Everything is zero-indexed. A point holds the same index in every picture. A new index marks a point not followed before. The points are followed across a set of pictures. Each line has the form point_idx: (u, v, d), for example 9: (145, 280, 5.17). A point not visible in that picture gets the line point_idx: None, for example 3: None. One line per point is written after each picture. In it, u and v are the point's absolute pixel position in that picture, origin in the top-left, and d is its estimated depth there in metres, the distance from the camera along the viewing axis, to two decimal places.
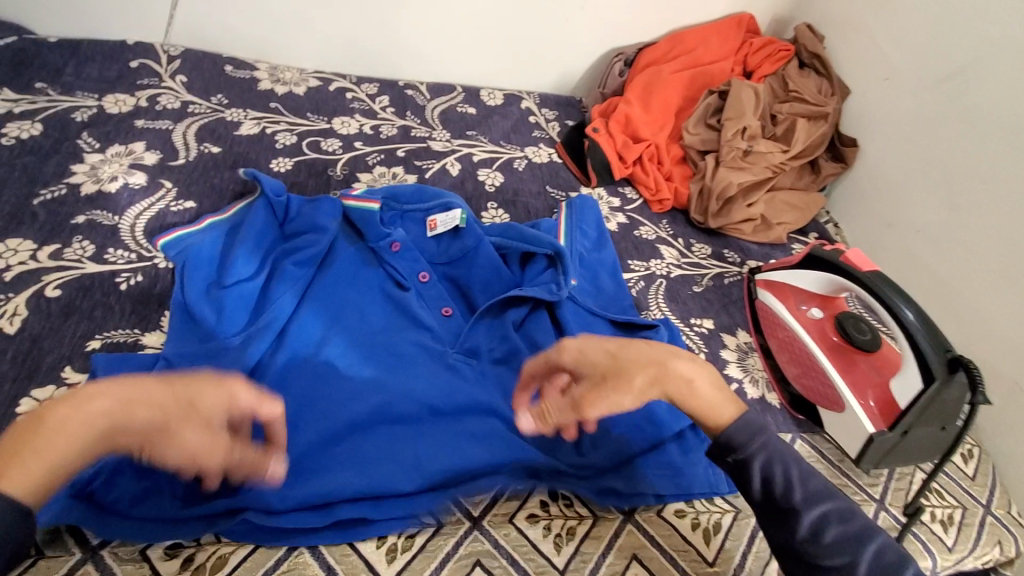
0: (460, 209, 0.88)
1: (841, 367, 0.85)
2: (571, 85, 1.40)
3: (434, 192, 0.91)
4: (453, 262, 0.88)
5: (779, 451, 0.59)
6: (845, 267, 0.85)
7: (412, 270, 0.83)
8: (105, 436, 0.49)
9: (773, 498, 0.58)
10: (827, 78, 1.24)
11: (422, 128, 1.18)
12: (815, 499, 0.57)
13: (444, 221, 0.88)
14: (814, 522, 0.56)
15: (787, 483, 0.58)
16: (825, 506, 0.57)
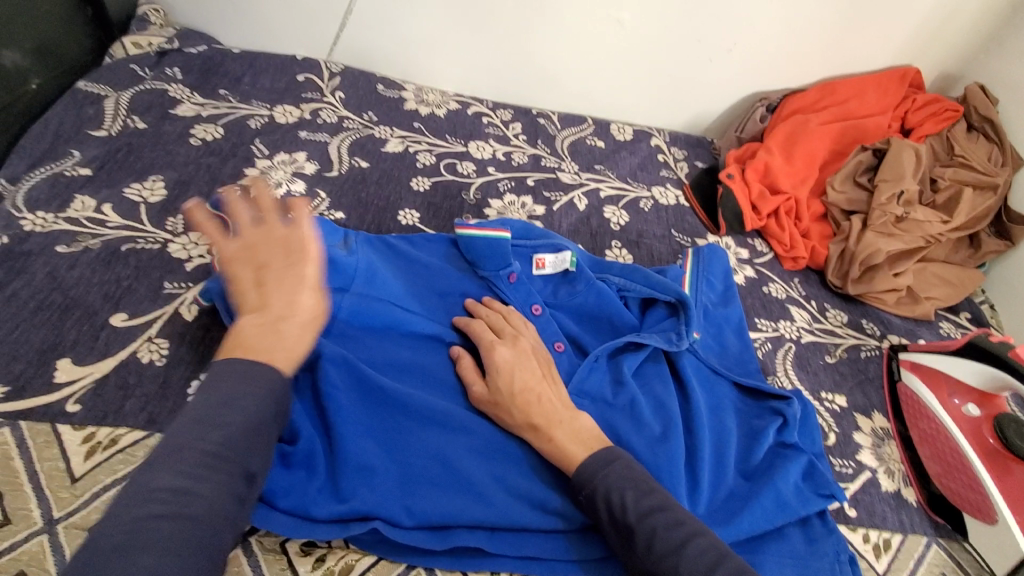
0: (569, 251, 0.89)
1: (994, 473, 0.78)
2: (703, 126, 1.37)
3: (540, 231, 0.91)
4: (565, 302, 0.88)
5: (619, 479, 0.62)
6: (1016, 365, 0.78)
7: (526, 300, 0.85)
8: (303, 336, 0.60)
9: (613, 517, 0.60)
10: (998, 146, 1.13)
11: (552, 158, 1.20)
12: (647, 515, 0.59)
13: (553, 261, 0.89)
14: (645, 536, 0.57)
15: (619, 503, 0.60)
16: (653, 521, 0.58)
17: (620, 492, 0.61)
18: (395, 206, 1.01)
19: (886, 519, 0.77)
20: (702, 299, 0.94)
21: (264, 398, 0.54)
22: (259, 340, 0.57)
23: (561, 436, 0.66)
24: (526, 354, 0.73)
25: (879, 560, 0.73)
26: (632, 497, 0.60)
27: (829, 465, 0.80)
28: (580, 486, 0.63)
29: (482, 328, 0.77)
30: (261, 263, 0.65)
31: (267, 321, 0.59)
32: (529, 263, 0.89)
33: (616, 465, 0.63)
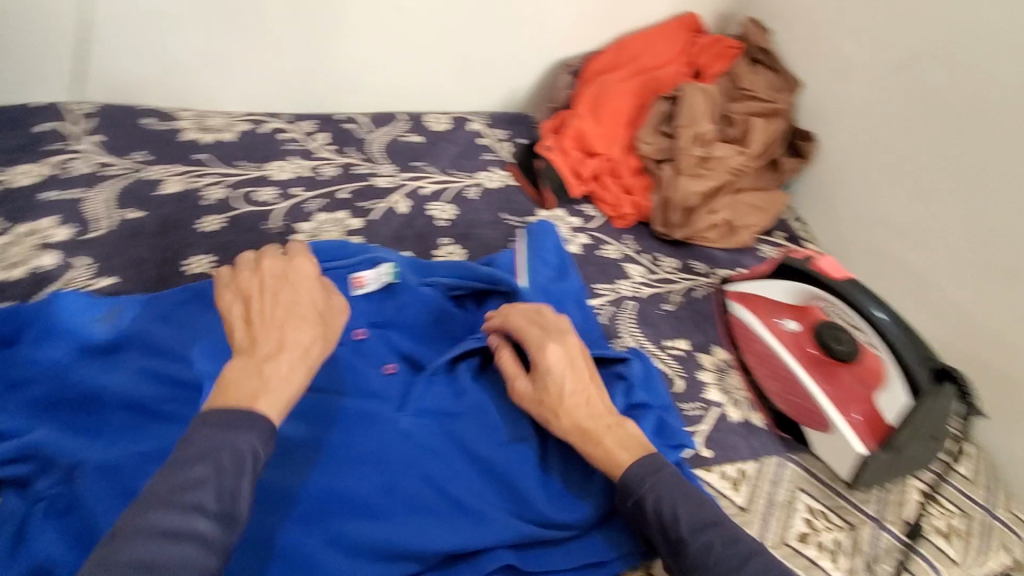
0: (389, 263, 0.85)
1: (823, 380, 0.81)
2: (519, 101, 1.35)
3: (355, 247, 0.88)
4: (390, 319, 0.82)
5: (672, 487, 0.63)
6: (818, 277, 0.82)
7: (346, 325, 0.80)
8: (295, 370, 0.59)
9: (662, 528, 0.61)
10: (777, 73, 1.20)
11: (365, 164, 1.12)
12: (701, 529, 0.60)
13: (373, 277, 0.83)
14: (700, 551, 0.58)
15: (672, 517, 0.61)
16: (709, 535, 0.59)
17: (674, 504, 0.61)
18: (182, 255, 0.89)
19: (739, 449, 0.80)
20: (539, 279, 0.91)
21: (242, 447, 0.51)
22: (242, 388, 0.55)
23: (610, 441, 0.66)
24: (575, 351, 0.72)
25: (738, 492, 0.76)
26: (689, 511, 0.61)
27: (679, 414, 0.81)
28: (627, 493, 0.63)
29: (289, 287, 0.65)
30: (278, 306, 0.63)
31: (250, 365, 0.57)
32: (348, 285, 0.83)
33: (664, 473, 0.64)
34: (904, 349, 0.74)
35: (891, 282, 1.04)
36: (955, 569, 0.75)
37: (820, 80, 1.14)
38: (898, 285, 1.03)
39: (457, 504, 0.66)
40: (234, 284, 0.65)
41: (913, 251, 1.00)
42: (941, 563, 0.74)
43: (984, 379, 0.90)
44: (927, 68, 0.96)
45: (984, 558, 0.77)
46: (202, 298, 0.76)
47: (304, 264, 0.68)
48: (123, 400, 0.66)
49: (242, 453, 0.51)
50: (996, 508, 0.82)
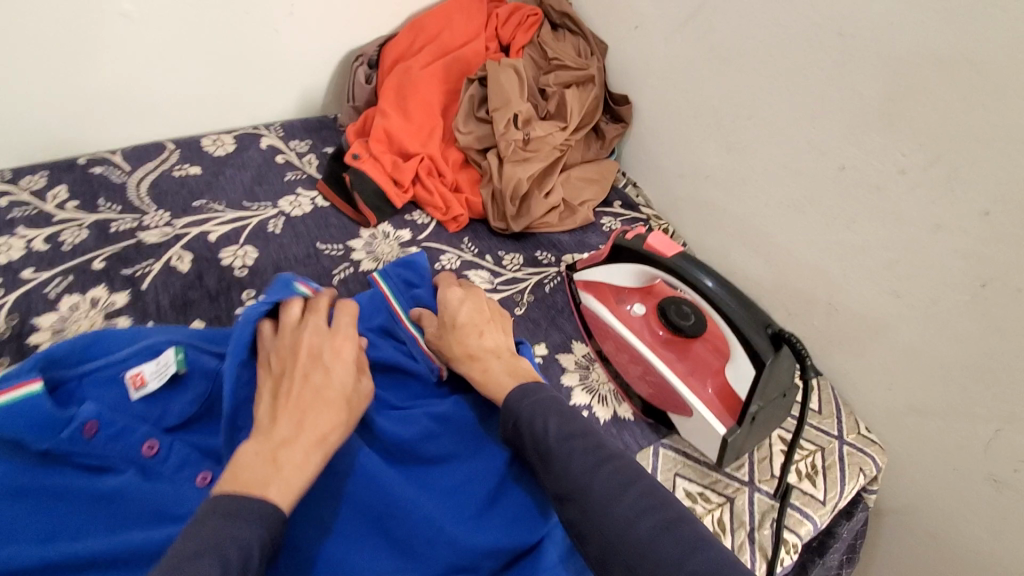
0: (172, 348, 0.68)
1: (674, 357, 0.80)
2: (318, 103, 1.18)
3: (122, 336, 0.69)
4: (190, 418, 0.66)
5: (546, 407, 0.62)
6: (650, 256, 0.79)
7: (128, 442, 0.61)
8: (310, 456, 0.55)
9: (535, 442, 0.60)
10: (582, 36, 1.15)
11: (127, 217, 0.89)
12: (567, 440, 0.59)
13: (154, 372, 0.66)
14: (563, 465, 0.57)
15: (542, 435, 0.60)
16: (571, 445, 0.58)
17: (547, 424, 0.60)
18: None
19: None
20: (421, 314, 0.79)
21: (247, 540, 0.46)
22: (248, 470, 0.52)
23: (499, 369, 0.69)
24: (475, 293, 0.79)
25: None
26: (558, 428, 0.60)
27: None
28: (509, 418, 0.64)
29: (336, 366, 0.62)
30: (308, 386, 0.60)
31: (264, 450, 0.54)
32: (125, 387, 0.65)
33: (539, 393, 0.64)
34: (738, 316, 0.71)
35: (724, 232, 1.06)
36: (822, 508, 0.80)
37: (622, 40, 1.10)
38: (730, 233, 1.04)
39: None
40: (275, 365, 0.62)
41: (736, 200, 1.01)
42: (811, 508, 0.79)
43: (817, 309, 0.95)
44: (711, 17, 0.95)
45: (845, 486, 0.84)
46: None
47: (345, 342, 0.65)
48: None
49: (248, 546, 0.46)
50: (845, 433, 0.89)
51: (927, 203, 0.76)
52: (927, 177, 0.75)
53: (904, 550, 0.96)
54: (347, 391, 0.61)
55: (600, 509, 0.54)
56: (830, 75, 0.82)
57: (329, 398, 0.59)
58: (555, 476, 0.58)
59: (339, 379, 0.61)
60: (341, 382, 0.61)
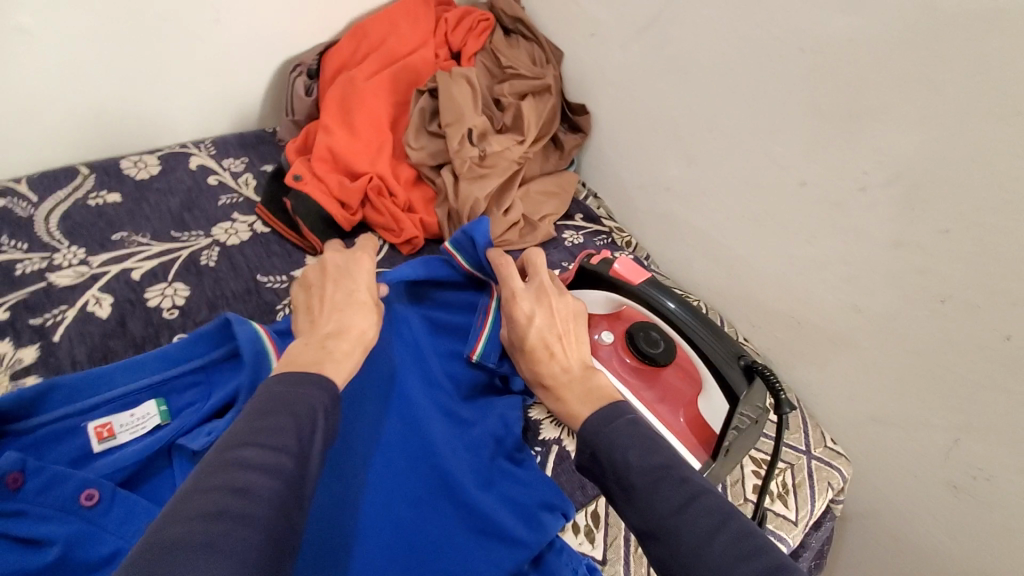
0: (152, 400, 0.66)
1: (643, 385, 0.77)
2: (255, 117, 1.09)
3: (76, 381, 0.63)
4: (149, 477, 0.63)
5: (637, 431, 0.53)
6: (617, 284, 0.76)
7: (65, 501, 0.57)
8: (352, 349, 0.60)
9: (613, 474, 0.51)
10: (536, 43, 1.10)
11: (35, 257, 0.79)
12: (656, 470, 0.49)
13: (127, 424, 0.64)
14: (649, 497, 0.48)
15: (623, 461, 0.51)
16: (662, 476, 0.49)
17: (630, 448, 0.51)
18: None
19: (587, 488, 0.74)
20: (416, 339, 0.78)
21: (313, 402, 0.49)
22: (303, 356, 0.56)
23: (574, 394, 0.61)
24: (550, 302, 0.71)
25: (595, 544, 0.70)
26: (641, 454, 0.51)
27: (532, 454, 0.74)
28: (585, 442, 0.55)
29: (366, 274, 0.70)
30: (336, 296, 0.66)
31: (311, 343, 0.59)
32: (86, 438, 0.62)
33: (620, 421, 0.54)
34: (710, 348, 0.70)
35: (687, 244, 1.03)
36: (794, 529, 0.81)
37: (577, 47, 1.06)
38: (692, 245, 1.03)
39: None
40: (307, 284, 0.70)
41: (697, 212, 0.99)
42: (784, 531, 0.81)
43: (780, 322, 0.94)
44: (668, 26, 0.91)
45: (816, 502, 0.84)
46: None
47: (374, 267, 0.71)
48: None
49: (314, 404, 0.49)
50: (812, 447, 0.88)
51: (887, 219, 0.75)
52: (886, 193, 0.74)
53: (871, 557, 0.96)
54: (376, 304, 0.67)
55: (698, 557, 0.44)
56: (790, 88, 0.80)
57: (364, 305, 0.65)
58: (639, 509, 0.49)
59: (366, 289, 0.67)
60: (371, 288, 0.68)
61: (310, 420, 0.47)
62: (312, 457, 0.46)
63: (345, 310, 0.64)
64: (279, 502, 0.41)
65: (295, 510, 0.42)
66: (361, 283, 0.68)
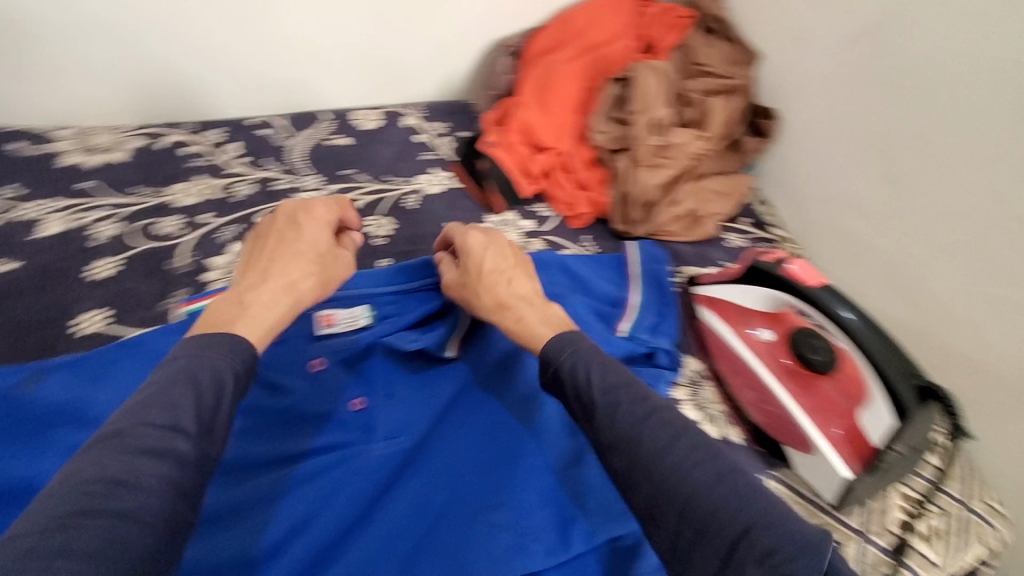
0: (364, 305, 0.77)
1: (797, 389, 0.78)
2: (458, 88, 1.23)
3: None
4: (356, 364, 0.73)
5: (587, 357, 0.57)
6: (789, 283, 0.76)
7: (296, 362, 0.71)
8: (277, 299, 0.61)
9: (574, 392, 0.56)
10: (733, 43, 1.10)
11: (286, 177, 0.98)
12: (613, 390, 0.54)
13: (345, 318, 0.75)
14: (608, 414, 0.53)
15: (585, 379, 0.55)
16: (619, 396, 0.53)
17: (591, 369, 0.56)
18: (70, 314, 0.75)
19: None
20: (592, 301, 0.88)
21: (221, 370, 0.51)
22: (219, 315, 0.57)
23: (531, 317, 0.65)
24: (496, 241, 0.74)
25: None
26: (604, 376, 0.55)
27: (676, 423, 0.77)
28: (546, 363, 0.59)
29: (309, 224, 0.69)
30: (290, 250, 0.65)
31: (232, 297, 0.59)
32: (313, 323, 0.74)
33: (584, 341, 0.59)
34: (883, 361, 0.69)
35: (861, 265, 0.98)
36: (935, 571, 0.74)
37: (777, 51, 1.05)
38: (868, 266, 0.97)
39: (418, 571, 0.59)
40: (257, 230, 0.69)
41: (880, 233, 0.94)
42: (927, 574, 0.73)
43: None
44: (888, 35, 0.88)
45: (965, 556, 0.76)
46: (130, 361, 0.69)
47: (323, 207, 0.72)
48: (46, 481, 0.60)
49: (221, 373, 0.50)
50: (972, 500, 0.80)
51: None
52: None
53: None
54: (323, 247, 0.68)
55: (656, 463, 0.48)
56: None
57: (309, 261, 0.66)
58: (597, 423, 0.53)
59: (309, 234, 0.68)
60: (311, 236, 0.68)
61: (215, 392, 0.49)
62: (216, 427, 0.49)
63: (279, 262, 0.64)
64: (177, 480, 0.44)
65: (197, 483, 0.46)
66: (302, 241, 0.67)
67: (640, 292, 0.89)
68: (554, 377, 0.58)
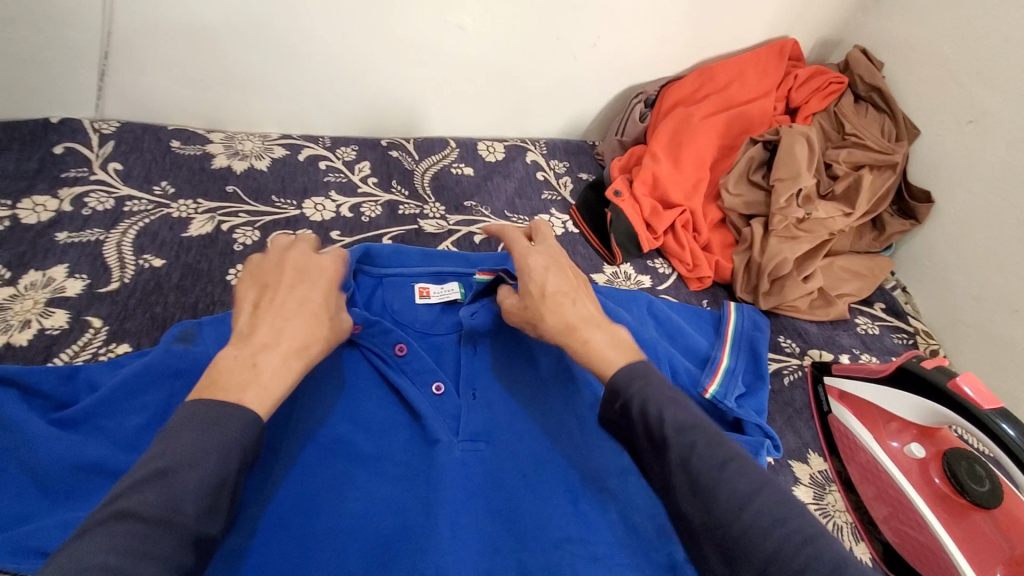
0: (456, 282, 0.81)
1: (949, 517, 0.69)
2: (582, 129, 1.22)
3: (416, 255, 0.84)
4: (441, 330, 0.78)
5: (658, 391, 0.55)
6: (953, 399, 0.67)
7: (422, 379, 0.71)
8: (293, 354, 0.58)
9: (648, 433, 0.53)
10: (889, 116, 1.03)
11: (411, 203, 1.00)
12: (685, 430, 0.52)
13: (439, 291, 0.80)
14: (681, 454, 0.51)
15: (657, 417, 0.53)
16: (693, 436, 0.51)
17: (661, 406, 0.53)
18: (207, 312, 0.79)
19: None
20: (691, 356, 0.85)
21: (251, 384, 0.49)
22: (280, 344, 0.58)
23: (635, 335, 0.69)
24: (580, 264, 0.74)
25: None
26: (674, 411, 0.53)
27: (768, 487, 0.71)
28: (614, 396, 0.57)
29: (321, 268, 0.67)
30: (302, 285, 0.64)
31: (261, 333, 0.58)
32: (412, 292, 0.80)
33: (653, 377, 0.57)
34: None
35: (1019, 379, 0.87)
36: None
37: (942, 131, 0.97)
38: None
39: None
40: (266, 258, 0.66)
41: None
42: None
43: None
44: None
45: None
46: (195, 362, 0.68)
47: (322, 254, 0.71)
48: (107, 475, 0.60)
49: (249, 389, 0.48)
50: None
51: None
52: None
53: None
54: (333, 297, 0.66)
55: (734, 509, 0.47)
56: None
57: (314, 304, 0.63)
58: (668, 463, 0.51)
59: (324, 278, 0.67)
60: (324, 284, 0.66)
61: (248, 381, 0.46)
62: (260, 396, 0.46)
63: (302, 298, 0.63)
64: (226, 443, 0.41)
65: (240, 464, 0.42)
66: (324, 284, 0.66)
67: (729, 355, 0.85)
68: (624, 415, 0.56)
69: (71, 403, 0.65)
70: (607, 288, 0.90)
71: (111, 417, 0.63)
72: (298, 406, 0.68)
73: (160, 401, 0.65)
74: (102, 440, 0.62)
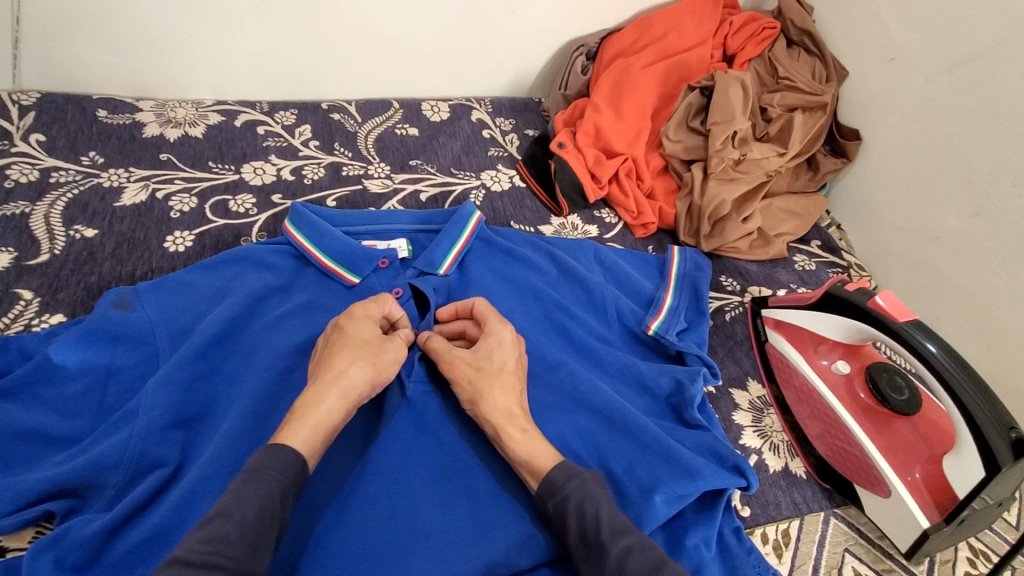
0: (404, 239, 0.84)
1: (874, 428, 0.74)
2: (527, 86, 1.22)
3: (363, 214, 0.84)
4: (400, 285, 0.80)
5: (594, 490, 0.57)
6: (873, 315, 0.72)
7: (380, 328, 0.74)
8: (329, 400, 0.60)
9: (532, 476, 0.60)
10: (820, 59, 1.06)
11: (356, 164, 0.99)
12: (622, 534, 0.53)
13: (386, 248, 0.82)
14: (618, 559, 0.51)
15: (593, 517, 0.55)
16: (629, 540, 0.53)
17: (597, 504, 0.56)
18: (145, 279, 0.77)
19: (780, 507, 0.72)
20: (638, 300, 0.88)
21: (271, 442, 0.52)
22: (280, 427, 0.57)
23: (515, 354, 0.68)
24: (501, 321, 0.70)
25: (782, 560, 0.68)
26: None
27: (710, 413, 0.76)
28: (549, 493, 0.58)
29: (353, 324, 0.66)
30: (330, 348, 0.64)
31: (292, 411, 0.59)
32: None
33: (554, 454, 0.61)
34: (978, 411, 0.63)
35: (941, 300, 0.93)
36: None
37: (867, 70, 1.00)
38: (948, 304, 0.91)
39: (466, 542, 0.59)
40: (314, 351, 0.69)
41: (966, 269, 0.88)
42: None
43: None
44: (995, 63, 0.82)
45: None
46: (135, 329, 0.67)
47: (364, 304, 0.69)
48: (51, 443, 0.60)
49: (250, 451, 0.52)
50: None
51: None
52: None
53: None
54: (365, 345, 0.65)
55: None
56: None
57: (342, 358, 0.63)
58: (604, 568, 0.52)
59: (351, 331, 0.66)
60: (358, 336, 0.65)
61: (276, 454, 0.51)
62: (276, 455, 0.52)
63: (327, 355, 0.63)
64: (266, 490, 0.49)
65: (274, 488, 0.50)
66: (354, 318, 0.67)
67: (672, 295, 0.87)
68: None
69: (7, 373, 0.64)
70: (554, 238, 0.92)
71: (49, 385, 0.63)
72: (248, 364, 0.68)
73: (101, 366, 0.64)
74: (42, 408, 0.62)
